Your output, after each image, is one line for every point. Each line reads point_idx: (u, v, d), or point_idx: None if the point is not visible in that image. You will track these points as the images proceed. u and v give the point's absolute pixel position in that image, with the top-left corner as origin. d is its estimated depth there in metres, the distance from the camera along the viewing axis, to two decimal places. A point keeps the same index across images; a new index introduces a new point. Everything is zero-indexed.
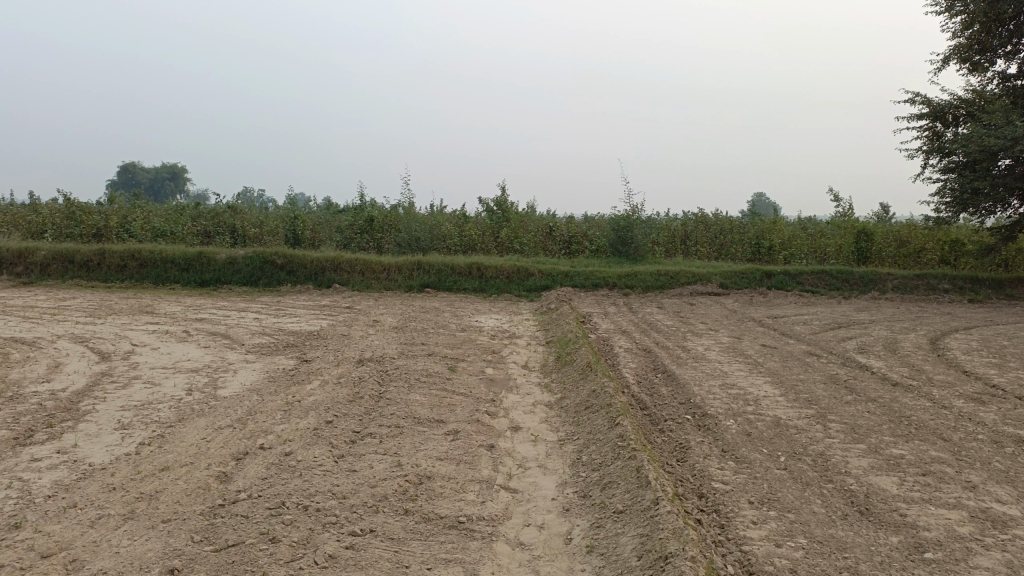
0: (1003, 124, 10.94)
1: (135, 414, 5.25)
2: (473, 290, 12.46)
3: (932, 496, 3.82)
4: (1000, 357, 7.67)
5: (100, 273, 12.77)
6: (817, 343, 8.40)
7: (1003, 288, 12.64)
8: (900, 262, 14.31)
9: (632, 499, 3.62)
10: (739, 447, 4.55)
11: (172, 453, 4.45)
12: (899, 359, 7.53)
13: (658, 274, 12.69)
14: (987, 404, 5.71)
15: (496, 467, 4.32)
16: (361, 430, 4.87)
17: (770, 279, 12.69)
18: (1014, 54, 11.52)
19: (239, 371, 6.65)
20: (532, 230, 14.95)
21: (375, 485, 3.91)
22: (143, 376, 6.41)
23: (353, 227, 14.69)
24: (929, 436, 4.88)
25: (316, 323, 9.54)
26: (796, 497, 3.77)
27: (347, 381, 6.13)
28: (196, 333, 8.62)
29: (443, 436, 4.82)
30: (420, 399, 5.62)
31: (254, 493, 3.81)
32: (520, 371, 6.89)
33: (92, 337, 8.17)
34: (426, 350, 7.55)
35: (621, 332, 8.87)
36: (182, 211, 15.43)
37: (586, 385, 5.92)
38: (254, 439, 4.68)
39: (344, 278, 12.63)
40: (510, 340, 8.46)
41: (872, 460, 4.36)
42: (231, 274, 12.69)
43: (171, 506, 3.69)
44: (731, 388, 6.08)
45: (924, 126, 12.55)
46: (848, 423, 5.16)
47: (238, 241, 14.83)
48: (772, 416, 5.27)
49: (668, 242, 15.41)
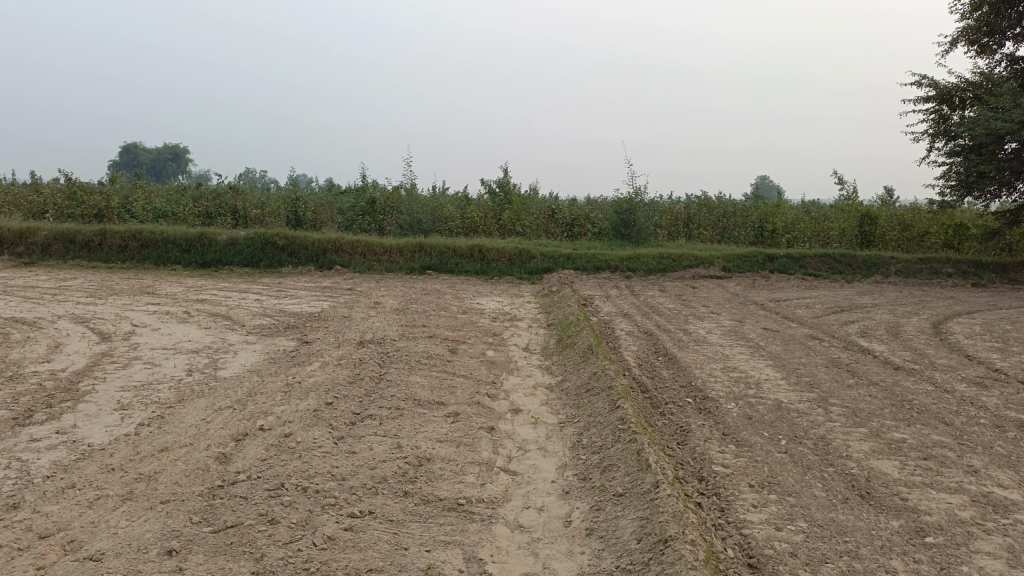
0: (1010, 107, 10.85)
1: (135, 395, 5.25)
2: (474, 272, 12.42)
3: (933, 480, 3.80)
4: (1003, 342, 7.64)
5: (101, 253, 12.75)
6: (819, 326, 8.37)
7: (1007, 273, 12.58)
8: (904, 245, 14.25)
9: (632, 482, 3.61)
10: (740, 430, 4.53)
11: (172, 434, 4.44)
12: (901, 343, 7.50)
13: (660, 257, 12.65)
14: (989, 388, 5.69)
15: (495, 450, 4.31)
16: (361, 412, 4.85)
17: (773, 262, 12.65)
18: (1022, 36, 11.41)
19: (240, 352, 6.64)
20: (534, 212, 14.89)
21: (374, 467, 3.90)
22: (144, 356, 6.40)
23: (355, 209, 14.63)
24: (931, 420, 4.86)
25: (318, 304, 9.53)
26: (796, 480, 3.76)
27: (347, 363, 6.12)
28: (197, 314, 8.61)
29: (443, 418, 4.81)
30: (420, 381, 5.61)
31: (253, 474, 3.80)
32: (521, 353, 6.88)
33: (93, 318, 8.17)
34: (427, 332, 7.53)
35: (622, 315, 8.85)
36: (183, 192, 15.38)
37: (587, 368, 5.90)
38: (254, 421, 4.67)
39: (345, 260, 12.60)
40: (511, 323, 8.44)
41: (874, 444, 4.34)
42: (233, 255, 12.66)
43: (169, 487, 3.69)
44: (733, 371, 6.06)
45: (930, 109, 12.45)
46: (850, 406, 5.14)
47: (240, 222, 14.79)
48: (773, 400, 5.25)
49: (671, 225, 15.35)
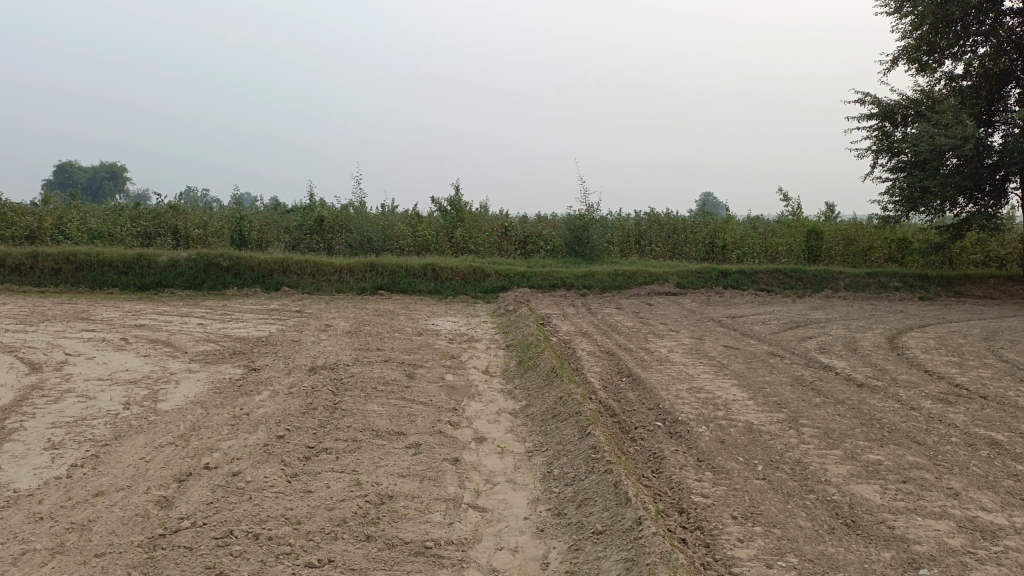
0: (952, 124, 11.07)
1: (67, 433, 4.83)
2: (427, 291, 12.14)
3: (917, 505, 3.68)
4: (959, 356, 7.68)
5: (32, 277, 12.12)
6: (778, 343, 8.31)
7: (952, 285, 12.82)
8: (850, 260, 14.42)
9: (611, 518, 3.40)
10: (715, 455, 4.37)
11: (108, 475, 4.08)
12: (860, 359, 7.48)
13: (615, 274, 12.55)
14: (955, 405, 5.65)
15: (462, 484, 4.06)
16: (315, 445, 4.55)
17: (726, 278, 12.67)
18: (960, 55, 11.58)
19: (182, 382, 6.25)
20: (486, 230, 14.73)
21: (333, 508, 3.61)
22: (78, 388, 5.97)
23: (302, 228, 14.19)
24: (904, 439, 4.76)
25: (266, 328, 9.11)
26: (779, 510, 3.59)
27: (298, 392, 5.79)
28: (136, 340, 8.15)
29: (403, 450, 4.53)
30: (378, 409, 5.32)
31: (199, 520, 3.47)
32: (481, 377, 6.63)
33: (23, 347, 7.65)
34: (382, 356, 7.23)
35: (582, 334, 8.68)
36: (120, 211, 14.78)
37: (551, 392, 5.68)
38: (199, 458, 4.33)
39: (293, 281, 12.19)
40: (469, 345, 8.18)
41: (851, 467, 4.21)
42: (174, 277, 12.15)
43: (105, 537, 3.35)
44: (700, 392, 5.91)
45: (873, 126, 12.67)
46: (821, 427, 5.02)
47: (181, 243, 14.25)
48: (744, 422, 5.10)
49: (623, 242, 15.30)
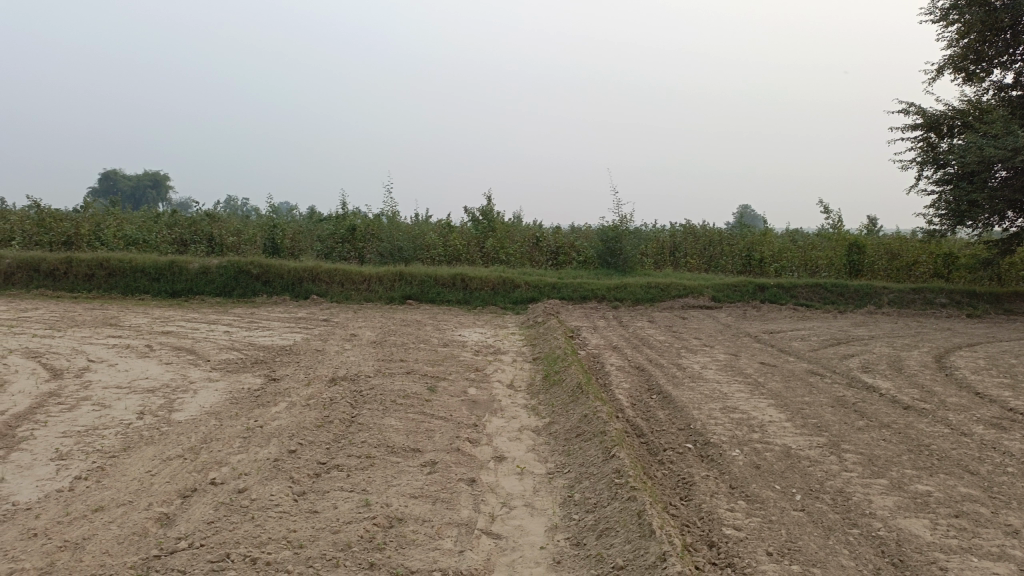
0: (1002, 135, 10.53)
1: (75, 442, 4.70)
2: (456, 302, 11.96)
3: (971, 544, 3.35)
4: (1012, 377, 7.24)
5: (66, 282, 12.19)
6: (818, 360, 7.94)
7: (1001, 303, 12.27)
8: (893, 275, 13.92)
9: (633, 552, 3.14)
10: (749, 483, 4.08)
11: (111, 489, 3.93)
12: (906, 379, 7.08)
13: (648, 286, 12.23)
14: (1009, 431, 5.26)
15: (477, 507, 3.83)
16: (326, 462, 4.35)
17: (764, 292, 12.28)
18: (1011, 64, 11.15)
19: (200, 391, 6.10)
20: (518, 240, 14.56)
21: (338, 531, 3.40)
22: (94, 397, 5.86)
23: (334, 236, 14.13)
24: (954, 469, 4.42)
25: (291, 337, 8.97)
26: (819, 546, 3.29)
27: (316, 404, 5.60)
28: (160, 348, 8.07)
29: (419, 468, 4.32)
30: (395, 425, 5.10)
31: (196, 541, 3.29)
32: (506, 391, 6.40)
33: (47, 353, 7.59)
34: (405, 367, 7.03)
35: (611, 348, 8.41)
36: (157, 218, 14.87)
37: (577, 409, 5.41)
38: (205, 473, 4.17)
39: (322, 289, 12.10)
40: (494, 357, 7.95)
41: (898, 499, 3.89)
42: (204, 284, 12.13)
43: (96, 558, 3.17)
44: (734, 412, 5.60)
45: (918, 137, 12.22)
46: (865, 453, 4.69)
47: (215, 249, 14.30)
48: (781, 446, 4.79)
49: (657, 254, 15.01)
